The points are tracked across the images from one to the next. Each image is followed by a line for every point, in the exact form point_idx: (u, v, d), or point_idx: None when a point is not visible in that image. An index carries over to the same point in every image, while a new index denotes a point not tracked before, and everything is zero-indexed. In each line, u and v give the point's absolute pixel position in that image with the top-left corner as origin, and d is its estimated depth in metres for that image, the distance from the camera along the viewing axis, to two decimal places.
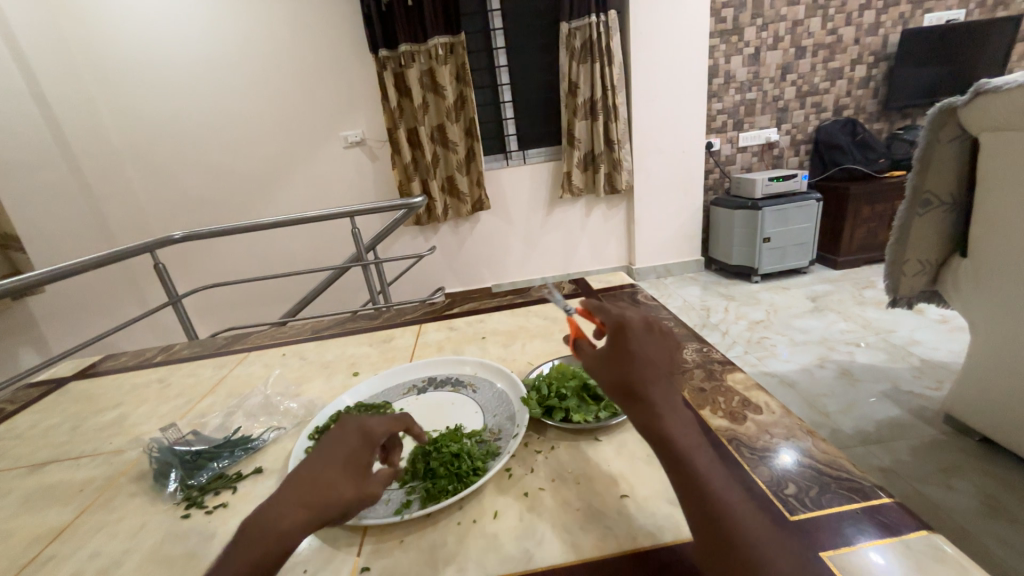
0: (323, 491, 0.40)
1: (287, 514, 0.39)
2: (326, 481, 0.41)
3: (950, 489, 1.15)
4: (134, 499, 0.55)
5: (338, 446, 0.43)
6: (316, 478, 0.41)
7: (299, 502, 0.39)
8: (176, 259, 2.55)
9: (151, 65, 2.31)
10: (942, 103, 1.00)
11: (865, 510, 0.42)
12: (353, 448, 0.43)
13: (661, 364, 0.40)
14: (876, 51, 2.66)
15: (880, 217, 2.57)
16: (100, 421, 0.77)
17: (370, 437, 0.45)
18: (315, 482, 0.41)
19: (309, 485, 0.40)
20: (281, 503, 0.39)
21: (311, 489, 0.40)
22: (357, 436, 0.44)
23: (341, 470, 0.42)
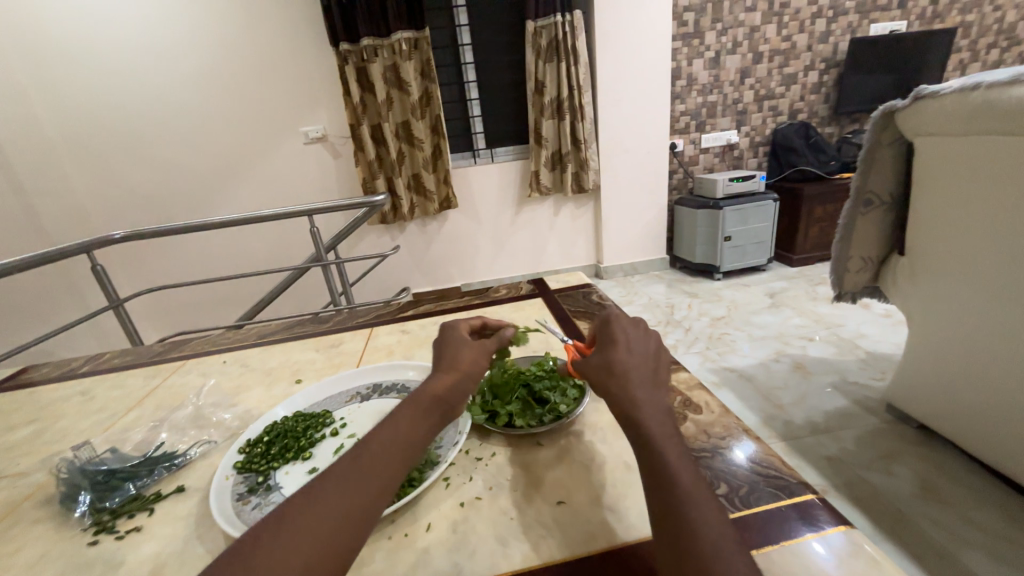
0: (447, 408, 0.46)
1: (419, 428, 0.43)
2: (448, 399, 0.46)
3: (890, 475, 1.21)
4: (36, 527, 0.51)
5: (453, 365, 0.49)
6: (440, 394, 0.46)
7: (427, 419, 0.44)
8: (121, 260, 2.40)
9: (90, 53, 2.15)
10: (883, 107, 1.03)
11: (789, 507, 0.43)
12: (470, 365, 0.49)
13: (644, 365, 0.45)
14: (827, 58, 2.78)
15: (832, 217, 2.70)
16: (9, 440, 0.70)
17: (481, 360, 0.51)
18: (441, 399, 0.46)
19: (432, 402, 0.45)
20: (408, 417, 0.44)
21: (434, 403, 0.45)
22: (470, 357, 0.50)
23: (459, 390, 0.47)
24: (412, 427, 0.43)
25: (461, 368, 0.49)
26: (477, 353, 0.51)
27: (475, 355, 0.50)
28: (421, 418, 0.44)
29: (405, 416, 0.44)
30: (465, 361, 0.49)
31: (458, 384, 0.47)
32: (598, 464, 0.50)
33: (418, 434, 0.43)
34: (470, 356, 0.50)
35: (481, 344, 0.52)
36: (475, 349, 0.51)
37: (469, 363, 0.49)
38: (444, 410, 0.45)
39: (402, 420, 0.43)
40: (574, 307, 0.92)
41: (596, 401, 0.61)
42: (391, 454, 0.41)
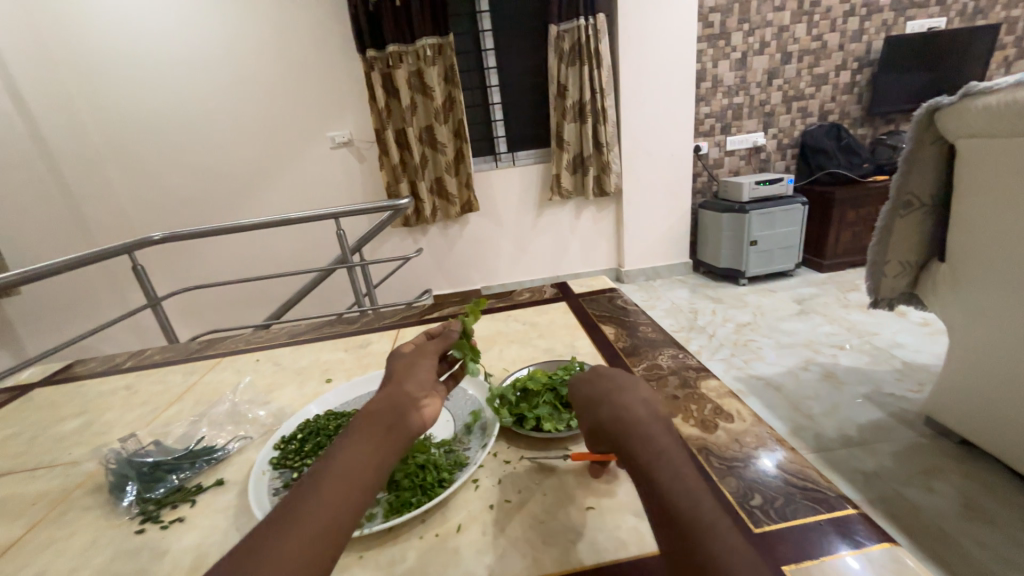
0: (389, 417, 0.43)
1: (362, 449, 0.40)
2: (386, 410, 0.43)
3: (930, 492, 1.16)
4: (87, 514, 0.54)
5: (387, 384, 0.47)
6: (375, 411, 0.44)
7: (369, 437, 0.41)
8: (158, 260, 2.51)
9: (133, 64, 2.27)
10: (931, 102, 0.98)
11: (829, 521, 0.42)
12: (404, 376, 0.48)
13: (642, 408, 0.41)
14: (861, 57, 2.69)
15: (865, 221, 2.61)
16: (61, 430, 0.74)
17: (415, 367, 0.49)
18: (380, 414, 0.43)
19: (368, 420, 0.42)
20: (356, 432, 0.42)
21: (371, 422, 0.42)
22: (399, 369, 0.49)
23: (397, 398, 0.45)
24: (350, 453, 0.40)
25: (393, 382, 0.47)
26: (408, 364, 0.50)
27: (406, 367, 0.49)
28: (360, 441, 0.41)
29: (343, 445, 0.41)
30: (397, 374, 0.48)
31: (393, 394, 0.45)
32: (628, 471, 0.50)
33: (362, 457, 0.39)
34: (402, 368, 0.49)
35: (415, 355, 0.52)
36: (407, 362, 0.51)
37: (400, 376, 0.48)
38: (388, 420, 0.42)
39: (340, 449, 0.40)
40: (599, 311, 0.92)
41: None
42: (332, 487, 0.37)
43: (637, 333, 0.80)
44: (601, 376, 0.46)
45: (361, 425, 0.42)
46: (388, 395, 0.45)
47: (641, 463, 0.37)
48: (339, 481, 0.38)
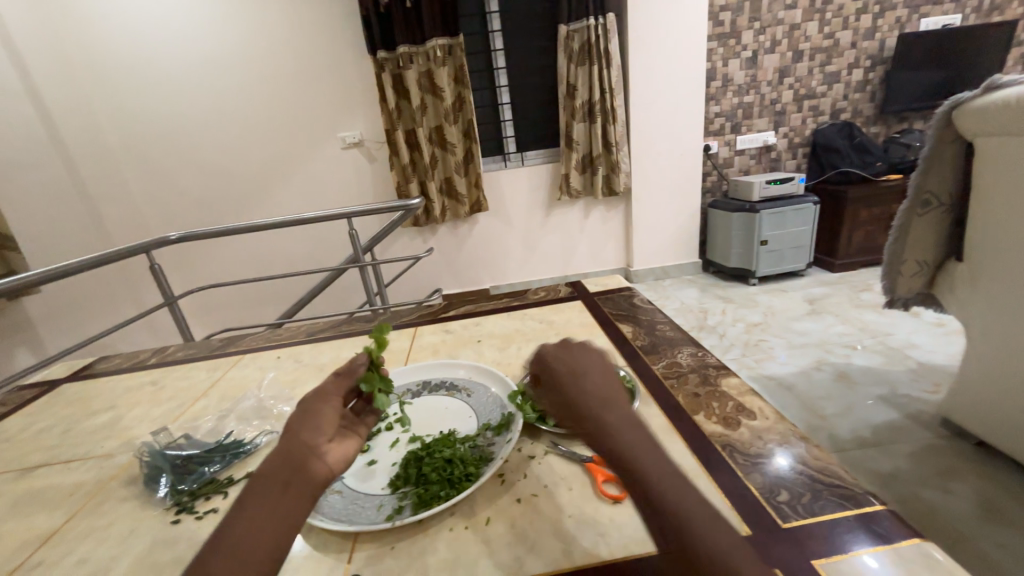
0: (286, 470, 0.39)
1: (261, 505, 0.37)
2: (283, 461, 0.39)
3: (947, 493, 1.15)
4: (123, 505, 0.55)
5: (285, 428, 0.43)
6: (272, 464, 0.39)
7: (266, 494, 0.37)
8: (173, 260, 2.54)
9: (148, 66, 2.30)
10: (954, 99, 0.98)
11: (856, 517, 0.42)
12: (303, 421, 0.43)
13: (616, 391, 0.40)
14: (873, 55, 2.67)
15: (877, 220, 2.58)
16: (91, 424, 0.76)
17: (318, 407, 0.45)
18: (277, 469, 0.39)
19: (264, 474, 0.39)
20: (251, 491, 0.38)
21: (267, 477, 0.38)
22: (298, 411, 0.44)
23: (295, 447, 0.41)
24: (241, 520, 0.36)
25: (290, 429, 0.43)
26: (310, 403, 0.45)
27: (305, 408, 0.45)
28: (256, 503, 0.37)
29: (235, 511, 0.37)
30: (295, 418, 0.44)
31: (290, 443, 0.41)
32: None
33: (264, 519, 0.36)
34: (301, 412, 0.44)
35: (319, 393, 0.47)
36: (306, 403, 0.46)
37: (297, 420, 0.43)
38: (288, 473, 0.39)
39: (233, 514, 0.36)
40: (615, 310, 0.92)
41: (645, 405, 0.61)
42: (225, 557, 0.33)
43: (655, 332, 0.81)
44: (562, 354, 0.43)
45: (256, 484, 0.38)
46: (284, 444, 0.41)
47: (628, 448, 0.35)
48: (235, 552, 0.34)
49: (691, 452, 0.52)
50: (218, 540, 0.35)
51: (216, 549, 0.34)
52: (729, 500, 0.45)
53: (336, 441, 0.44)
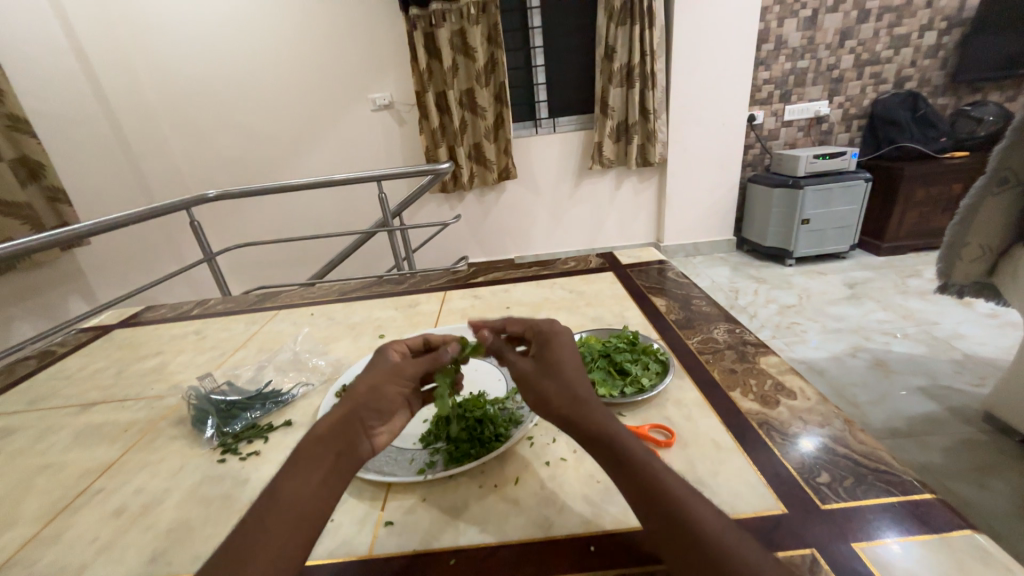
0: (341, 442, 0.42)
1: (317, 470, 0.39)
2: (341, 431, 0.42)
3: (983, 488, 1.10)
4: (173, 442, 0.59)
5: (347, 397, 0.45)
6: (332, 430, 0.42)
7: (323, 459, 0.40)
8: (210, 218, 2.62)
9: (182, 21, 2.29)
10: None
11: (903, 503, 0.40)
12: (370, 398, 0.45)
13: (573, 356, 0.47)
14: (952, 15, 2.40)
15: (935, 201, 2.40)
16: (142, 368, 0.81)
17: (387, 386, 0.47)
18: (336, 439, 0.42)
19: (322, 438, 0.41)
20: (307, 452, 0.41)
21: (325, 445, 0.41)
22: (367, 384, 0.46)
23: (354, 422, 0.43)
24: (296, 480, 0.39)
25: (355, 399, 0.45)
26: (382, 379, 0.47)
27: (375, 383, 0.46)
28: (310, 466, 0.40)
29: (288, 469, 0.40)
30: (362, 390, 0.45)
31: (350, 417, 0.43)
32: (685, 440, 0.50)
33: (314, 480, 0.39)
34: (367, 386, 0.46)
35: (394, 368, 0.48)
36: (377, 377, 0.47)
37: (366, 393, 0.45)
38: (342, 444, 0.42)
39: (289, 472, 0.39)
40: (648, 283, 0.90)
41: (678, 378, 0.60)
42: (283, 514, 0.36)
43: (690, 306, 0.78)
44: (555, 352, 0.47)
45: (312, 447, 0.41)
46: (346, 415, 0.43)
47: (605, 427, 0.40)
48: (292, 507, 0.37)
49: (725, 428, 0.51)
50: (274, 493, 0.38)
51: (271, 504, 0.37)
52: (765, 477, 0.44)
53: (389, 423, 0.46)
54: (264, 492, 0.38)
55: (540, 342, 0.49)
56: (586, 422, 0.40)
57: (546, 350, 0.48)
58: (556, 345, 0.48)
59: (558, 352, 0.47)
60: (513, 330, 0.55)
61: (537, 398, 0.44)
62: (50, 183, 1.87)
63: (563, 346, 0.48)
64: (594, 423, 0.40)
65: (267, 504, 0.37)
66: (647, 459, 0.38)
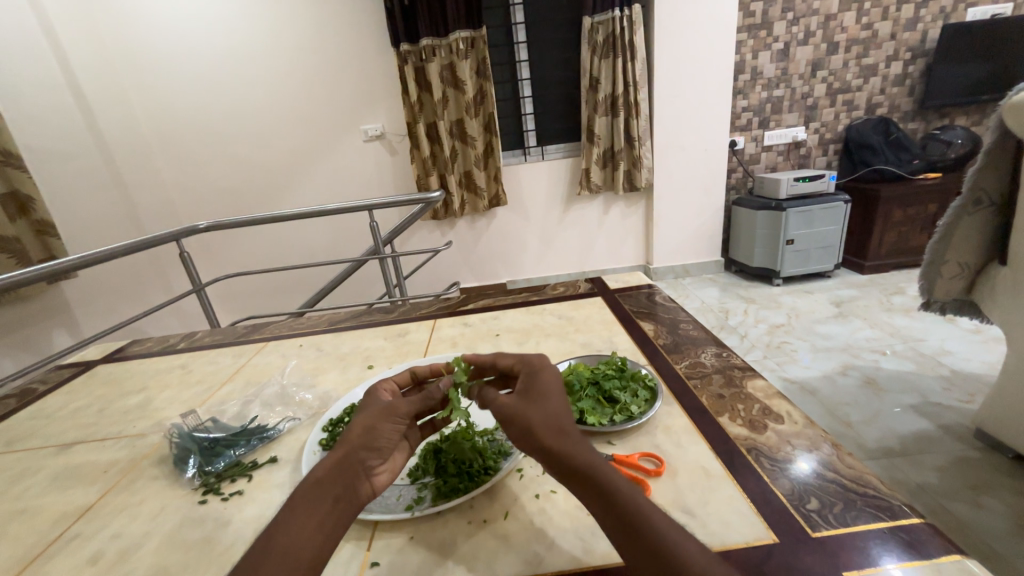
0: (339, 485, 0.41)
1: (310, 520, 0.39)
2: (337, 474, 0.41)
3: (979, 507, 1.10)
4: (154, 483, 0.57)
5: (344, 438, 0.44)
6: (328, 472, 0.41)
7: (317, 506, 0.39)
8: (200, 248, 2.61)
9: (178, 58, 2.35)
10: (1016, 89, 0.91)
11: (892, 529, 0.40)
12: (364, 440, 0.44)
13: (555, 387, 0.47)
14: (914, 47, 2.54)
15: (913, 221, 2.47)
16: (124, 405, 0.79)
17: (382, 424, 0.45)
18: (329, 485, 0.41)
19: (316, 483, 0.41)
20: (300, 499, 0.40)
21: (321, 490, 0.40)
22: (362, 424, 0.45)
23: (350, 465, 0.42)
24: (291, 528, 0.38)
25: (350, 441, 0.44)
26: (378, 418, 0.46)
27: (370, 423, 0.45)
28: (306, 511, 0.39)
29: (284, 515, 0.39)
30: (358, 431, 0.45)
31: (346, 460, 0.42)
32: (675, 469, 0.50)
33: (309, 527, 0.38)
34: (363, 426, 0.45)
35: (389, 407, 0.47)
36: (372, 416, 0.46)
37: (361, 434, 0.44)
38: (339, 487, 0.41)
39: (285, 519, 0.38)
40: (636, 308, 0.91)
41: (667, 405, 0.60)
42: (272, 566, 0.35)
43: (677, 330, 0.79)
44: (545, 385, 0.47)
45: (308, 493, 0.40)
46: (342, 458, 0.42)
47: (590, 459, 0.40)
48: (284, 557, 0.36)
49: (715, 455, 0.51)
50: (270, 541, 0.37)
51: (265, 553, 0.36)
52: (755, 506, 0.44)
53: (388, 462, 0.45)
54: (258, 540, 0.37)
55: (526, 375, 0.49)
56: (567, 453, 0.40)
57: (531, 381, 0.47)
58: (542, 377, 0.48)
59: (542, 383, 0.47)
60: (506, 364, 0.53)
61: (518, 430, 0.43)
62: (40, 217, 1.86)
63: (549, 377, 0.48)
64: (576, 454, 0.40)
65: (261, 552, 0.36)
66: (627, 489, 0.38)
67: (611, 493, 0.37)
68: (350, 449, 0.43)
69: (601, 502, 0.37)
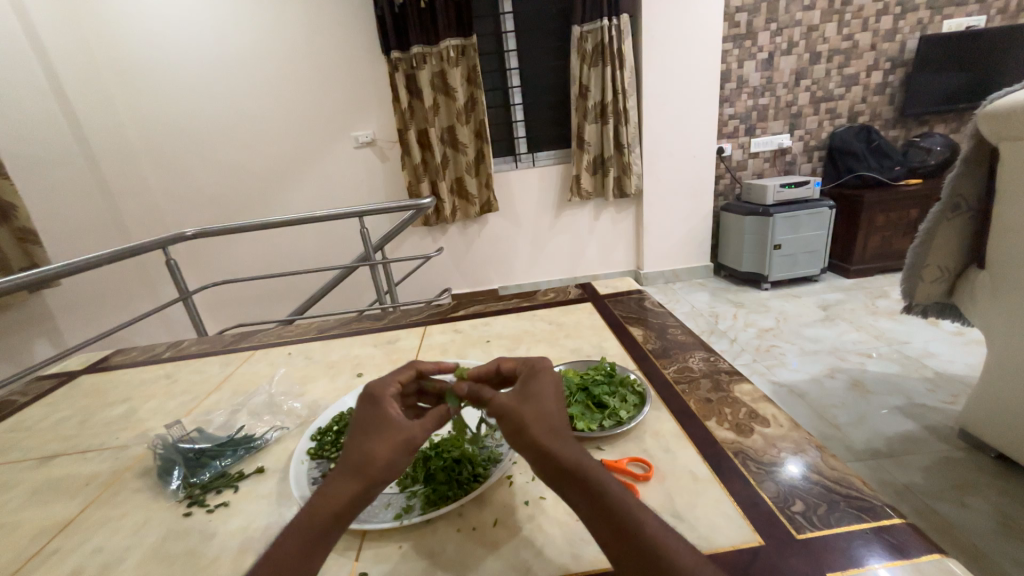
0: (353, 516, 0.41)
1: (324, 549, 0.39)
2: (354, 506, 0.41)
3: (964, 507, 1.12)
4: (137, 495, 0.56)
5: (361, 468, 0.41)
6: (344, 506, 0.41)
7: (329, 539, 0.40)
8: (187, 256, 2.58)
9: (167, 63, 2.34)
10: (990, 98, 0.94)
11: (875, 530, 0.41)
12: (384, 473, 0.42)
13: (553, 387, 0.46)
14: (894, 57, 2.61)
15: (895, 225, 2.53)
16: (107, 416, 0.78)
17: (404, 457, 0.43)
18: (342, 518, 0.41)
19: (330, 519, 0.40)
20: (313, 534, 0.40)
21: (340, 520, 0.40)
22: (384, 457, 0.42)
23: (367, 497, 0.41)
24: (306, 559, 0.39)
25: (370, 475, 0.42)
26: (397, 451, 0.43)
27: (392, 456, 0.42)
28: (321, 543, 0.40)
29: (295, 543, 0.39)
30: (378, 463, 0.42)
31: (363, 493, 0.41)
32: (664, 473, 0.50)
33: (323, 558, 0.39)
34: (383, 459, 0.42)
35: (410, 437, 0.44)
36: (392, 446, 0.43)
37: (383, 470, 0.42)
38: (355, 515, 0.41)
39: (299, 550, 0.39)
40: (626, 313, 0.91)
41: (656, 409, 0.61)
42: None
43: (666, 335, 0.80)
44: (538, 383, 0.45)
45: (323, 522, 0.40)
46: (362, 493, 0.41)
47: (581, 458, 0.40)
48: None
49: (702, 459, 0.51)
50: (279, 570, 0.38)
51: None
52: (742, 509, 0.45)
53: None
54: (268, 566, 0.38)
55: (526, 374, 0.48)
56: (561, 454, 0.40)
57: (528, 379, 0.46)
58: (538, 376, 0.47)
59: (539, 381, 0.46)
60: (509, 366, 0.53)
61: (513, 428, 0.42)
62: (21, 225, 1.82)
63: (547, 376, 0.47)
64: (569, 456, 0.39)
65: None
66: (621, 494, 0.38)
67: (605, 497, 0.37)
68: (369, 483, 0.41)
69: (592, 505, 0.37)
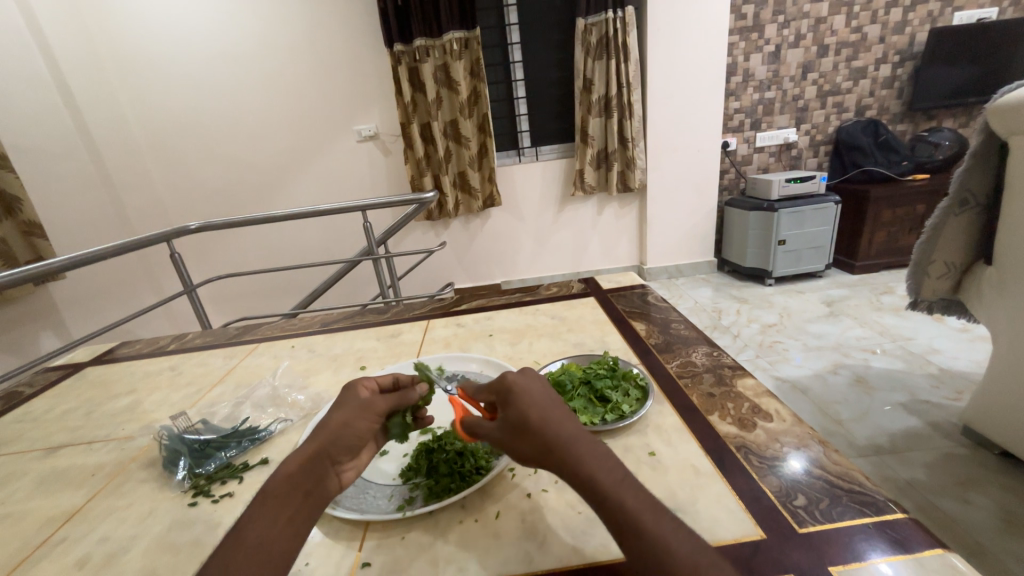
0: (310, 480, 0.41)
1: (277, 516, 0.39)
2: (307, 471, 0.41)
3: (966, 503, 1.11)
4: (143, 486, 0.57)
5: (318, 431, 0.44)
6: (297, 471, 0.41)
7: (281, 507, 0.39)
8: (191, 250, 2.59)
9: (168, 57, 2.33)
10: (1001, 92, 0.92)
11: (877, 525, 0.41)
12: (337, 438, 0.43)
13: (543, 393, 0.44)
14: (903, 49, 2.58)
15: (902, 221, 2.51)
16: (113, 407, 0.78)
17: (358, 422, 0.44)
18: (295, 482, 0.40)
19: (284, 483, 0.40)
20: (264, 499, 0.40)
21: (294, 485, 0.40)
22: (339, 420, 0.44)
23: (320, 461, 0.41)
24: (261, 524, 0.38)
25: (325, 438, 0.43)
26: (353, 415, 0.45)
27: (346, 419, 0.44)
28: (275, 508, 0.39)
29: (253, 512, 0.39)
30: (331, 428, 0.43)
31: (316, 456, 0.42)
32: (666, 466, 0.50)
33: (277, 524, 0.38)
34: (338, 422, 0.44)
35: (366, 403, 0.46)
36: (348, 414, 0.45)
37: (336, 431, 0.43)
38: (310, 483, 0.41)
39: (253, 516, 0.38)
40: (629, 308, 0.91)
41: (659, 403, 0.61)
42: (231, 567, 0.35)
43: (669, 330, 0.80)
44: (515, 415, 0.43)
45: (279, 488, 0.40)
46: (314, 454, 0.42)
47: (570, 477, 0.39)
48: (249, 552, 0.36)
49: (705, 453, 0.51)
50: (236, 537, 0.37)
51: (234, 551, 0.36)
52: (744, 503, 0.45)
53: (359, 458, 0.45)
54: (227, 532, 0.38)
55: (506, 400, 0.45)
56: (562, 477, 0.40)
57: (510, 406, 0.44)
58: (519, 392, 0.44)
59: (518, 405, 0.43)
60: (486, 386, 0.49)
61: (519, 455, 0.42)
62: (26, 217, 1.83)
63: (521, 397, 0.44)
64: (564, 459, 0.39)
65: (229, 552, 0.36)
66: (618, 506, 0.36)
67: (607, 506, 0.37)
68: (322, 445, 0.42)
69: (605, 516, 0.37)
